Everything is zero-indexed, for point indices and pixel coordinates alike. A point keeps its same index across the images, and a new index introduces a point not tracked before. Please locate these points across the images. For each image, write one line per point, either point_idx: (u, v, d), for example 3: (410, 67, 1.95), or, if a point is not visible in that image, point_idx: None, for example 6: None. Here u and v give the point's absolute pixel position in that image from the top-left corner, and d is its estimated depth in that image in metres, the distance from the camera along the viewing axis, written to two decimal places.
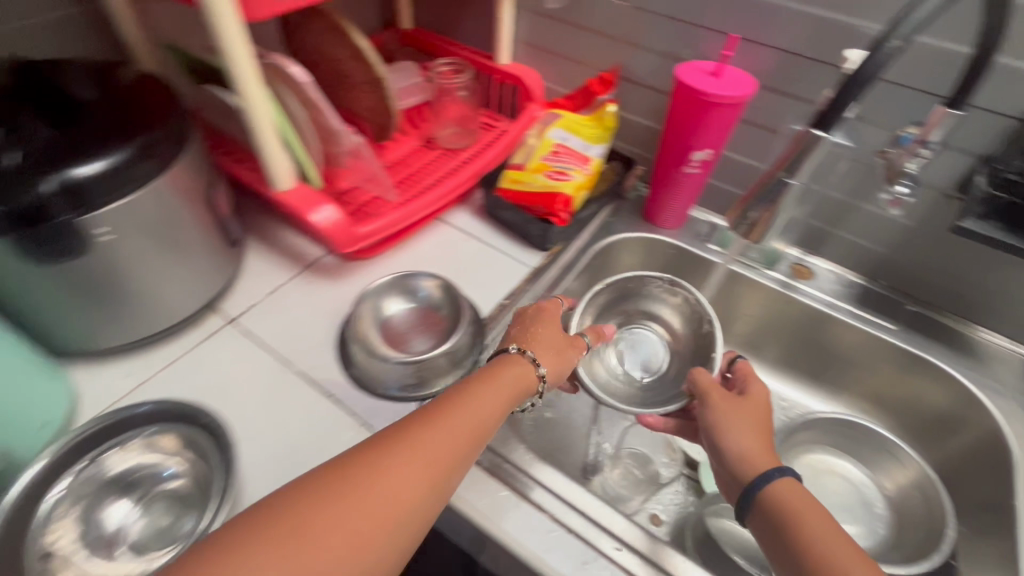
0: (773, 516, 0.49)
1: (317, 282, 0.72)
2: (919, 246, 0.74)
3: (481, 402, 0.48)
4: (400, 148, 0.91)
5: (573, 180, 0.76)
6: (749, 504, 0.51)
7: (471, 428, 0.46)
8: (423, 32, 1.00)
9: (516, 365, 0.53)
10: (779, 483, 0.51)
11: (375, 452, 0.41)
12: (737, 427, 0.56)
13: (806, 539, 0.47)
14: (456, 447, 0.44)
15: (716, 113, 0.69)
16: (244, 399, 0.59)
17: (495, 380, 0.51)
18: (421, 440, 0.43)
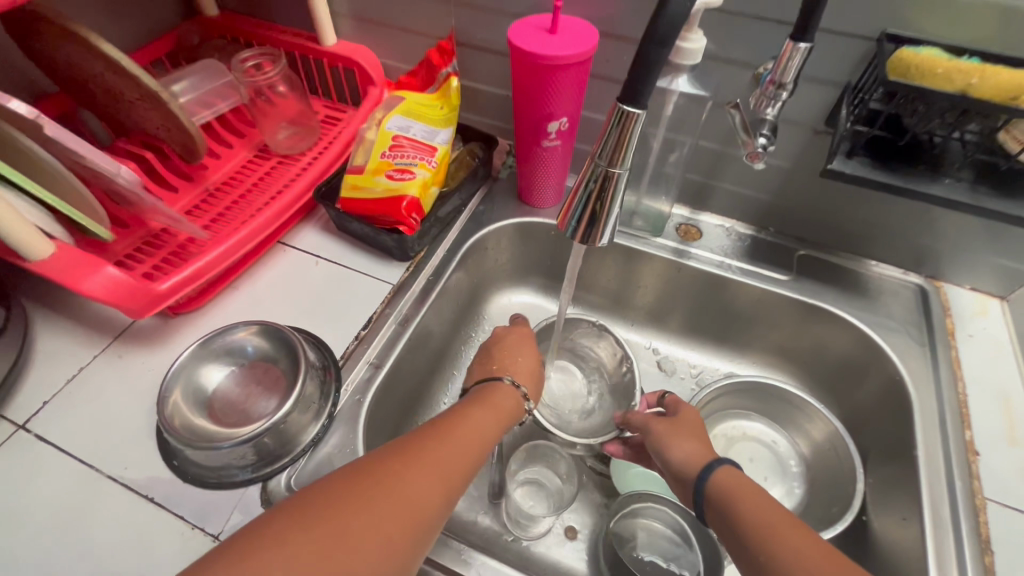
0: (721, 504, 0.48)
1: (132, 352, 0.60)
2: (799, 187, 0.69)
3: (472, 417, 0.52)
4: (224, 165, 0.77)
5: (417, 178, 0.66)
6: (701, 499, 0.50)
7: (469, 439, 0.50)
8: (231, 17, 0.84)
9: (502, 387, 0.58)
10: (719, 475, 0.49)
11: (382, 460, 0.44)
12: (684, 437, 0.55)
13: (750, 522, 0.45)
14: (454, 457, 0.47)
15: (559, 77, 0.60)
16: (42, 527, 0.49)
17: (494, 400, 0.56)
18: (422, 448, 0.46)
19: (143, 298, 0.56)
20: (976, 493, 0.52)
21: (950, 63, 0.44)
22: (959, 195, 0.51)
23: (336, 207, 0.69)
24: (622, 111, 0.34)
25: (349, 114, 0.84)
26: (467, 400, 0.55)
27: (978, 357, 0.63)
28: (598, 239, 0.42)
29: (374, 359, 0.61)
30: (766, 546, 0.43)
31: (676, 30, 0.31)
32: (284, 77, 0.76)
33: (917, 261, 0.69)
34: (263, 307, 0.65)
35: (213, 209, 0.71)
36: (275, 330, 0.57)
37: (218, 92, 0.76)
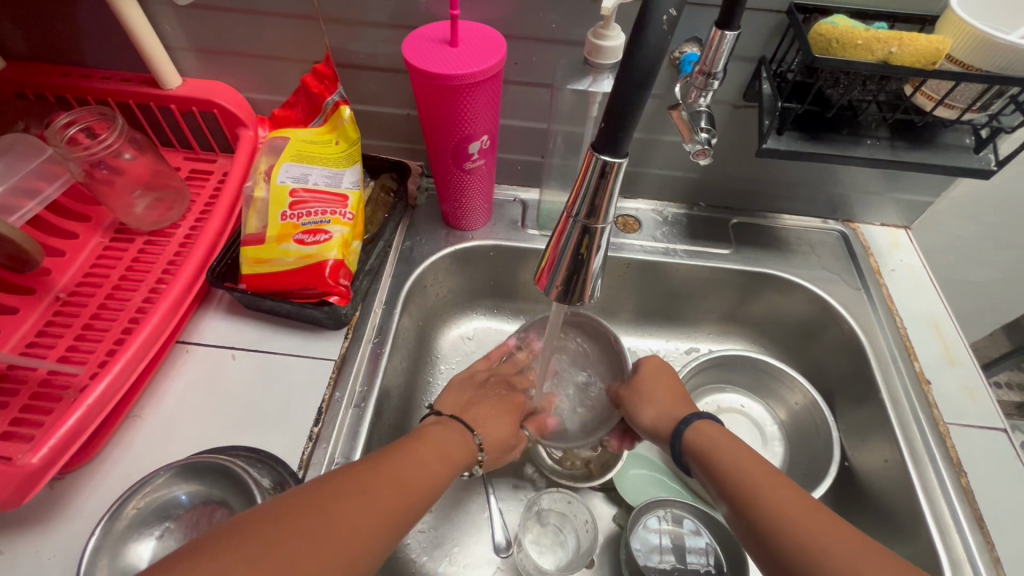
0: (703, 458, 0.52)
1: (16, 542, 0.46)
2: (722, 162, 0.69)
3: (424, 454, 0.49)
4: (72, 263, 0.60)
5: (334, 236, 0.56)
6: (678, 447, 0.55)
7: (419, 483, 0.46)
8: (27, 71, 0.65)
9: (456, 434, 0.54)
10: (695, 430, 0.55)
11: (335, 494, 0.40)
12: (651, 399, 0.59)
13: (727, 476, 0.49)
14: (405, 496, 0.44)
15: (470, 95, 0.53)
16: None
17: (442, 443, 0.51)
18: (378, 486, 0.42)
19: (15, 479, 0.44)
20: (940, 421, 0.57)
21: (869, 33, 0.45)
22: (882, 154, 0.53)
23: (239, 287, 0.58)
24: (601, 161, 0.30)
25: (221, 164, 0.70)
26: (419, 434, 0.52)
27: (903, 289, 0.69)
28: (585, 296, 0.37)
29: (338, 457, 0.52)
30: (746, 497, 0.47)
31: (656, 68, 0.26)
32: (126, 139, 0.61)
33: (833, 209, 0.73)
34: (181, 429, 0.53)
35: (75, 322, 0.56)
36: (212, 465, 0.46)
37: (40, 173, 0.60)
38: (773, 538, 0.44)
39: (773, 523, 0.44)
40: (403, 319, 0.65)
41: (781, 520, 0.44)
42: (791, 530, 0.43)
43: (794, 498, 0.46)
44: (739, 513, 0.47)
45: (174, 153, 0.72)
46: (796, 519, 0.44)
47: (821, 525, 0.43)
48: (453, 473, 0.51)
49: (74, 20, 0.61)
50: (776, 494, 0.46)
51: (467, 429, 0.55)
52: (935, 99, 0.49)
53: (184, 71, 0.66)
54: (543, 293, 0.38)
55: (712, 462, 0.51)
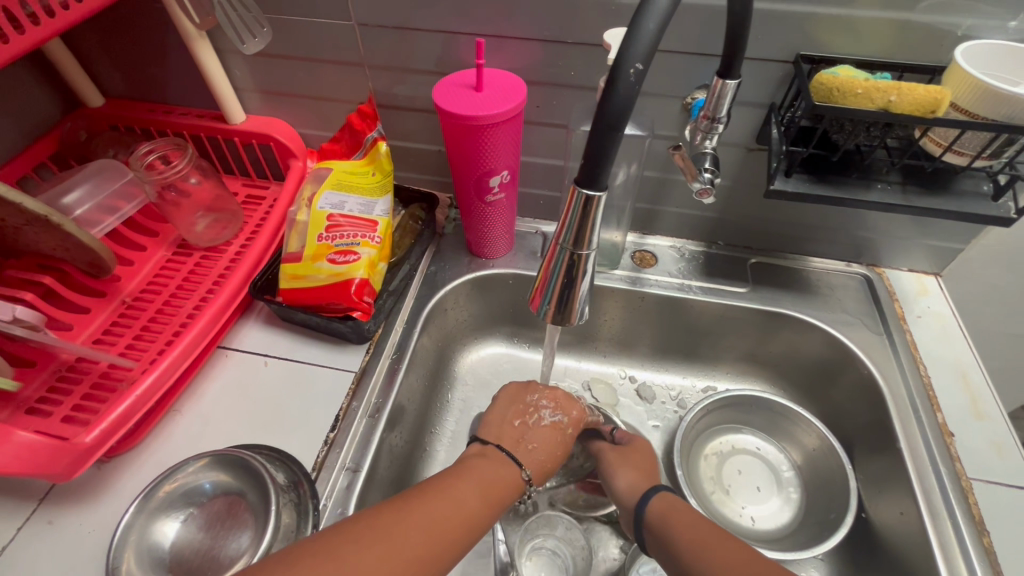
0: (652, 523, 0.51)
1: (65, 513, 0.52)
2: (737, 203, 0.70)
3: (459, 492, 0.47)
4: (139, 272, 0.69)
5: (362, 258, 0.62)
6: (637, 523, 0.53)
7: (456, 519, 0.45)
8: (121, 107, 0.77)
9: (508, 472, 0.53)
10: (655, 502, 0.53)
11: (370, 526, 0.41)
12: (629, 467, 0.58)
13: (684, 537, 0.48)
14: (434, 534, 0.43)
15: (491, 134, 0.58)
16: None
17: (490, 483, 0.51)
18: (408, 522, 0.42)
19: (69, 455, 0.50)
20: (961, 475, 0.55)
21: (868, 83, 0.46)
22: (893, 198, 0.53)
23: (276, 299, 0.64)
24: (582, 195, 0.33)
25: (272, 191, 0.78)
26: (466, 466, 0.51)
27: (929, 337, 0.67)
28: (574, 316, 0.40)
29: (349, 463, 0.56)
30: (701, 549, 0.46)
31: (625, 113, 0.29)
32: (194, 166, 0.70)
33: (857, 253, 0.73)
34: (213, 426, 0.58)
35: (135, 324, 0.64)
36: (235, 458, 0.51)
37: (121, 194, 0.70)
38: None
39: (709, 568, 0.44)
40: (422, 338, 0.69)
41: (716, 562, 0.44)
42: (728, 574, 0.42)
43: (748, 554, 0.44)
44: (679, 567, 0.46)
45: (233, 180, 0.80)
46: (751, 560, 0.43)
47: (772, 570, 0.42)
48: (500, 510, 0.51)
49: (162, 65, 0.72)
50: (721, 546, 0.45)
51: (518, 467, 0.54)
52: (944, 145, 0.50)
53: (248, 109, 0.76)
54: (537, 314, 0.41)
55: (659, 526, 0.50)
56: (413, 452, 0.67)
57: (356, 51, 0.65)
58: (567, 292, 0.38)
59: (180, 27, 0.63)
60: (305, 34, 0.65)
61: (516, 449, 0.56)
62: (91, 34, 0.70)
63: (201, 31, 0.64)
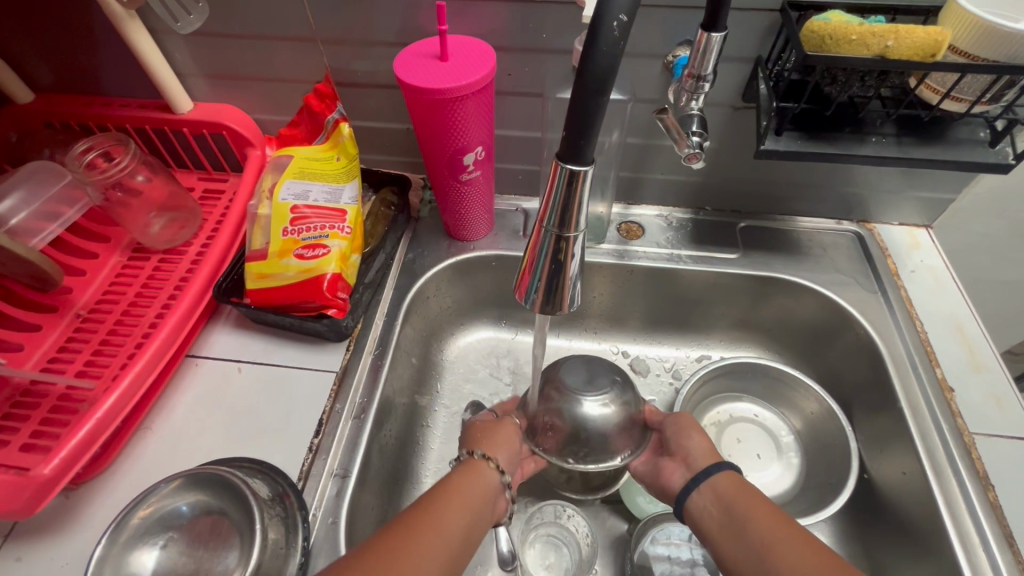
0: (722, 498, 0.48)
1: (34, 548, 0.48)
2: (725, 165, 0.67)
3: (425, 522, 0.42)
4: (93, 282, 0.64)
5: (332, 251, 0.57)
6: (700, 481, 0.50)
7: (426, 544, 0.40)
8: (53, 102, 0.70)
9: (466, 474, 0.49)
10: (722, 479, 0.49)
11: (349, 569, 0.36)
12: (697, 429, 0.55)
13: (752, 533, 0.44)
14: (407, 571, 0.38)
15: (462, 107, 0.54)
16: None
17: (459, 487, 0.47)
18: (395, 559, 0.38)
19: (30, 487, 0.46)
20: (963, 431, 0.54)
21: (862, 28, 0.43)
22: (889, 151, 0.50)
23: (244, 302, 0.60)
24: (566, 169, 0.29)
25: (231, 184, 0.73)
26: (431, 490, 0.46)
27: (924, 290, 0.65)
28: (565, 303, 0.36)
29: (337, 469, 0.53)
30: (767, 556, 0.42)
31: (611, 72, 0.25)
32: (140, 162, 0.64)
33: (847, 209, 0.71)
34: (188, 441, 0.55)
35: (92, 338, 0.59)
36: (213, 475, 0.47)
37: (63, 197, 0.63)
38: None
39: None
40: (405, 331, 0.65)
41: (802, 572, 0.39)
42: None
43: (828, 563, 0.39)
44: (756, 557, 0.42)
45: (188, 174, 0.75)
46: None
47: None
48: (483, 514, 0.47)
49: (94, 52, 0.65)
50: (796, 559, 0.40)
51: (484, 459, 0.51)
52: (941, 92, 0.47)
53: (195, 96, 0.70)
54: (525, 303, 0.37)
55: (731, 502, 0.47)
56: (405, 450, 0.65)
57: (307, 24, 0.60)
58: (551, 271, 0.34)
59: (105, 8, 0.56)
60: (248, 8, 0.59)
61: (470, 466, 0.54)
62: (8, 22, 0.63)
63: (131, 11, 0.58)
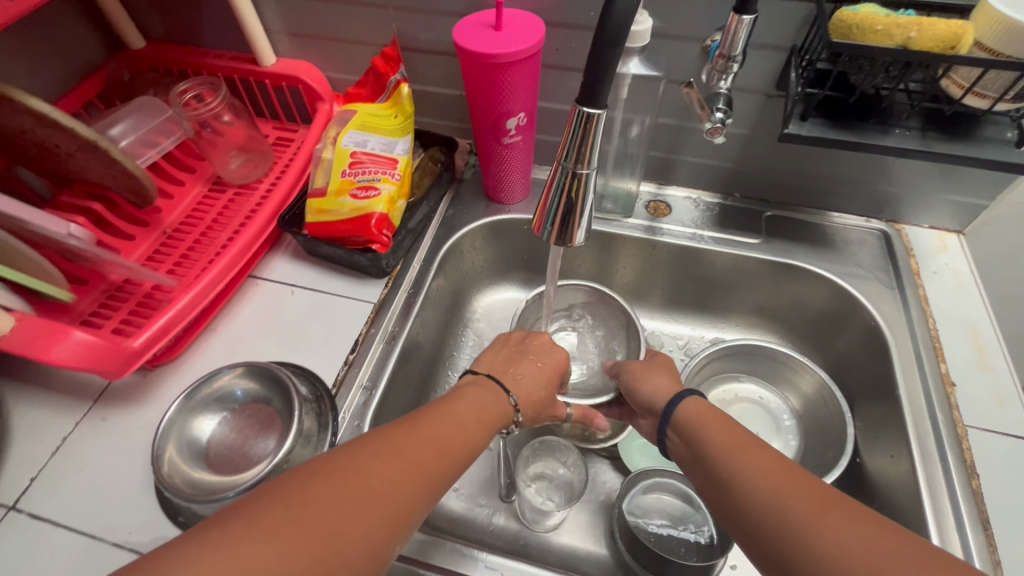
0: (680, 429, 0.52)
1: (116, 414, 0.58)
2: (757, 152, 0.70)
3: (445, 416, 0.48)
4: (179, 205, 0.74)
5: (383, 193, 0.65)
6: (667, 428, 0.54)
7: (451, 437, 0.46)
8: (160, 48, 0.80)
9: (493, 391, 0.55)
10: (687, 405, 0.53)
11: (374, 444, 0.42)
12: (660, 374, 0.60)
13: (711, 447, 0.47)
14: (430, 450, 0.44)
15: (510, 73, 0.59)
16: None
17: (479, 398, 0.53)
18: (410, 441, 0.44)
19: (119, 356, 0.54)
20: (958, 422, 0.56)
21: (888, 19, 0.46)
22: (911, 142, 0.53)
23: (303, 232, 0.68)
24: (583, 112, 0.34)
25: (300, 134, 0.82)
26: (454, 398, 0.52)
27: (943, 291, 0.66)
28: (575, 238, 0.42)
29: (366, 382, 0.60)
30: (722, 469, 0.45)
31: (626, 28, 0.30)
32: (228, 105, 0.73)
33: (878, 207, 0.72)
34: (244, 346, 0.64)
35: (175, 252, 0.69)
36: (266, 371, 0.55)
37: (162, 129, 0.73)
38: (737, 497, 0.43)
39: (748, 489, 0.42)
40: (438, 278, 0.72)
41: (753, 481, 0.43)
42: (752, 488, 0.42)
43: (781, 469, 0.42)
44: (711, 480, 0.46)
45: (265, 123, 0.84)
46: (763, 489, 0.41)
47: (800, 499, 0.39)
48: (495, 424, 0.53)
49: (198, 6, 0.74)
50: (749, 466, 0.44)
51: (502, 391, 0.56)
52: (965, 87, 0.49)
53: (278, 52, 0.78)
54: (541, 236, 0.43)
55: (689, 432, 0.51)
56: (427, 383, 0.72)
57: None
58: (559, 195, 0.39)
59: None
60: None
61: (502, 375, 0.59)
62: None
63: None
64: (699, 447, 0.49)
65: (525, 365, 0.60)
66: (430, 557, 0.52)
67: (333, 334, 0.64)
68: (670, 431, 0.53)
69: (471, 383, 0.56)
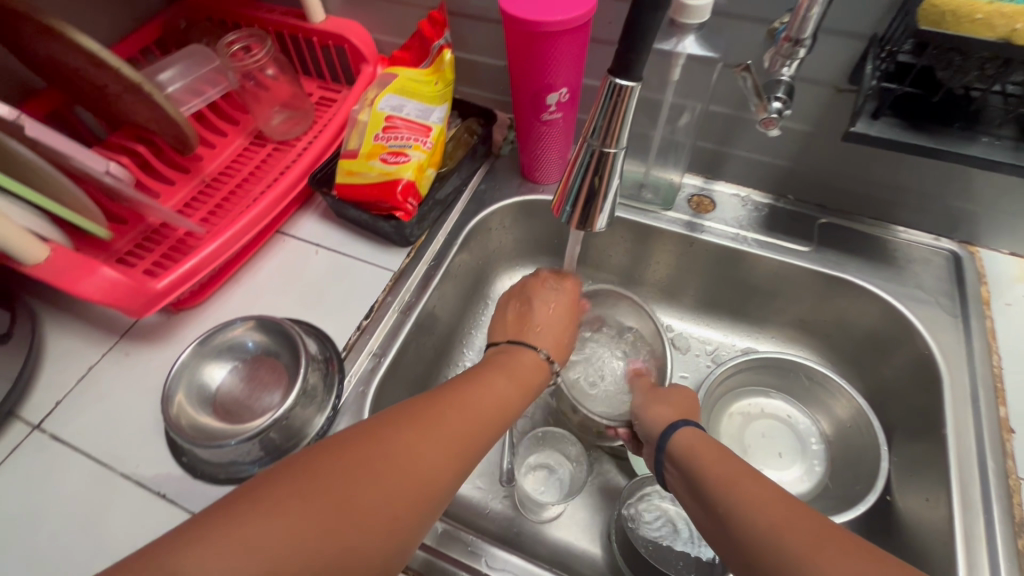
0: (674, 459, 0.48)
1: (139, 351, 0.60)
2: (818, 152, 0.64)
3: (482, 386, 0.48)
4: (220, 155, 0.75)
5: (412, 160, 0.63)
6: (661, 458, 0.50)
7: (486, 407, 0.47)
8: None
9: (526, 355, 0.54)
10: (681, 434, 0.49)
11: (408, 415, 0.43)
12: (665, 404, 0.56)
13: (707, 478, 0.44)
14: (466, 420, 0.44)
15: (555, 44, 0.56)
16: (47, 535, 0.49)
17: (516, 366, 0.52)
18: (445, 411, 0.44)
19: (144, 295, 0.56)
20: (1011, 474, 0.50)
21: (991, 7, 0.39)
22: (998, 154, 0.46)
23: (332, 193, 0.68)
24: (614, 84, 0.31)
25: (343, 94, 0.81)
26: (491, 365, 0.52)
27: (1015, 326, 0.59)
28: (596, 223, 0.39)
29: (376, 349, 0.60)
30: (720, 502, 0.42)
31: None
32: (273, 59, 0.73)
33: (951, 226, 0.64)
34: (264, 300, 0.64)
35: (210, 201, 0.70)
36: (274, 325, 0.56)
37: (208, 79, 0.74)
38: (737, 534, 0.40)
39: (747, 523, 0.40)
40: (462, 253, 0.70)
41: (755, 516, 0.40)
42: (753, 523, 0.39)
43: (781, 504, 0.40)
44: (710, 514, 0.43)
45: (310, 81, 0.84)
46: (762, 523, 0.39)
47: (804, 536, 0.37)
48: (532, 394, 0.53)
49: None
50: (749, 499, 0.41)
51: (531, 348, 0.55)
52: None
53: (327, 9, 0.77)
54: (560, 219, 0.40)
55: (682, 463, 0.47)
56: (440, 358, 0.71)
57: None
58: (582, 176, 0.37)
59: None
60: None
61: (523, 334, 0.56)
62: None
63: None
64: (694, 480, 0.45)
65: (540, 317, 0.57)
66: (446, 547, 0.50)
67: (351, 298, 0.64)
68: (667, 464, 0.50)
69: (500, 352, 0.55)
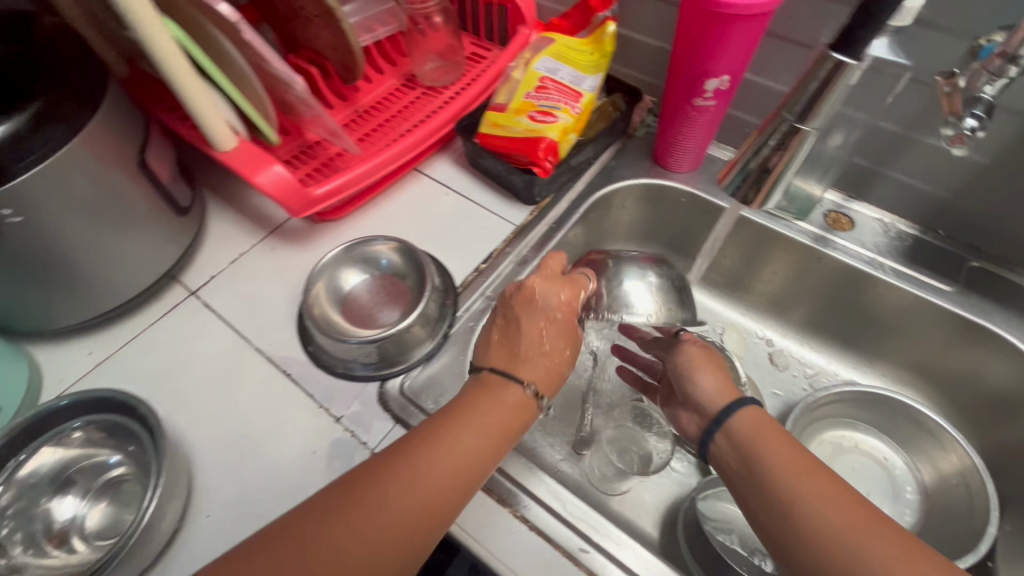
0: (735, 438, 0.47)
1: (283, 249, 0.67)
2: (990, 189, 0.59)
3: (450, 438, 0.44)
4: (376, 90, 0.81)
5: (559, 122, 0.65)
6: (714, 431, 0.49)
7: (457, 459, 0.43)
8: None
9: (500, 395, 0.47)
10: (741, 415, 0.48)
11: (363, 481, 0.41)
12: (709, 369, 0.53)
13: (770, 464, 0.43)
14: (432, 480, 0.42)
15: (732, 28, 0.55)
16: (190, 385, 0.56)
17: (488, 412, 0.46)
18: (404, 475, 0.41)
19: (302, 198, 0.62)
20: None
21: None
22: None
23: (473, 140, 0.71)
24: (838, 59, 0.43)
25: (493, 53, 0.84)
26: (462, 406, 0.46)
27: None
28: (760, 199, 0.55)
29: (489, 293, 0.63)
30: (784, 488, 0.42)
31: None
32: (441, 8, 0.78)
33: None
34: (395, 227, 0.69)
35: (362, 129, 0.76)
36: (409, 254, 0.60)
37: (379, 18, 0.79)
38: (803, 528, 0.40)
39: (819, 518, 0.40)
40: (581, 222, 0.72)
41: (827, 514, 0.40)
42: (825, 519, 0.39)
43: (850, 504, 0.40)
44: (770, 500, 0.42)
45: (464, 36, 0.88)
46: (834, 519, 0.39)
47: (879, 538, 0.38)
48: (520, 428, 0.47)
49: None
50: (821, 493, 0.41)
51: (518, 382, 0.48)
52: None
53: None
54: (732, 191, 0.56)
55: (745, 444, 0.46)
56: None
57: None
58: (766, 151, 0.52)
59: None
60: None
61: (512, 364, 0.49)
62: None
63: None
64: (755, 459, 0.44)
65: (530, 337, 0.50)
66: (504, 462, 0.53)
67: (472, 241, 0.67)
68: (717, 446, 0.48)
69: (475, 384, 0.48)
